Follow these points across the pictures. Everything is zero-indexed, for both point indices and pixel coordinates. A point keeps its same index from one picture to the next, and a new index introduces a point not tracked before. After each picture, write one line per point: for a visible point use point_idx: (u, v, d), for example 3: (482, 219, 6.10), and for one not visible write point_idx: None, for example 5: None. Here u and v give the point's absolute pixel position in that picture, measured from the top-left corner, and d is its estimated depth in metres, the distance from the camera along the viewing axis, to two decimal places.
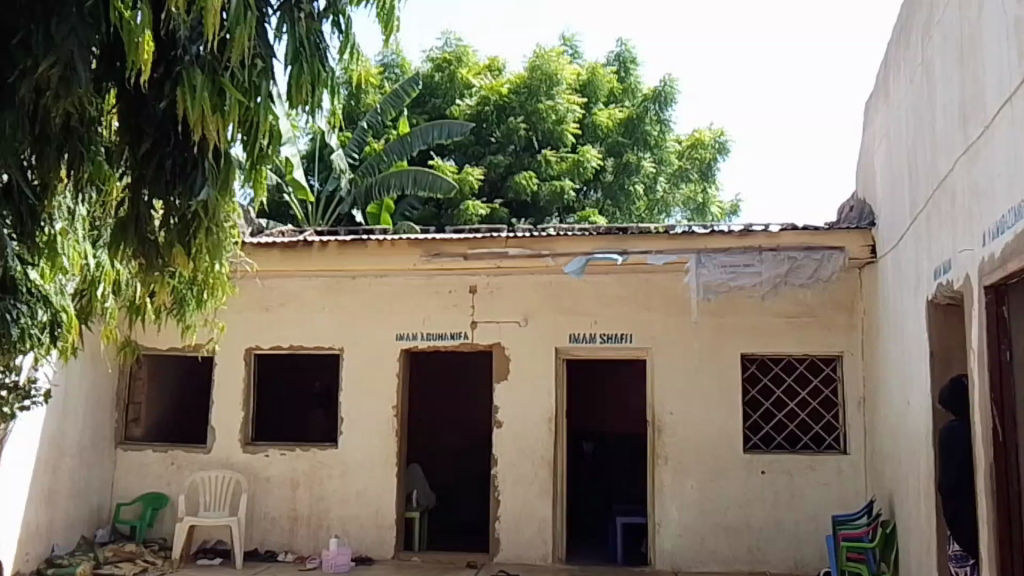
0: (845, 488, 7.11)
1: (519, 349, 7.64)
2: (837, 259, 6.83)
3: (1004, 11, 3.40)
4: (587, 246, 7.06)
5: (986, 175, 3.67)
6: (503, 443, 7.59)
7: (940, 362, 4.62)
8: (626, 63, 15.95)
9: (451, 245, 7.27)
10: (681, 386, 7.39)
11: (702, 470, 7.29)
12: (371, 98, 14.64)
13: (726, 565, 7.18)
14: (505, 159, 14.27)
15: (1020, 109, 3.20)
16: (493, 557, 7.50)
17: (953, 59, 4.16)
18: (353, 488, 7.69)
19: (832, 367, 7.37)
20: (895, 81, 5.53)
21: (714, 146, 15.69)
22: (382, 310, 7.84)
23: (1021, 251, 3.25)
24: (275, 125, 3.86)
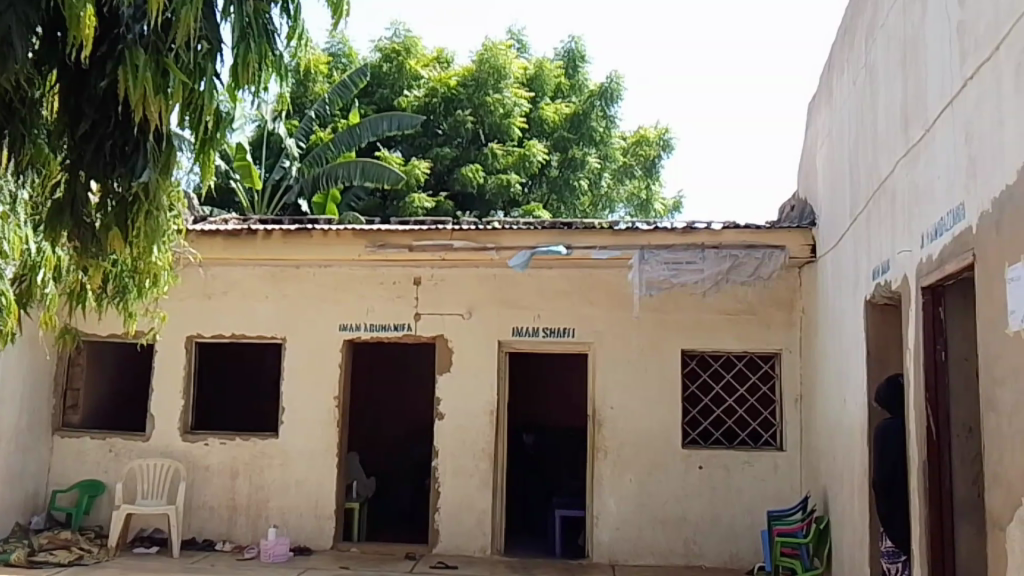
0: (779, 483, 7.26)
1: (462, 341, 7.65)
2: (777, 258, 6.92)
3: (947, 17, 3.50)
4: (532, 240, 7.10)
5: (925, 176, 3.77)
6: (444, 434, 7.59)
7: (876, 362, 4.74)
8: (574, 59, 16.02)
9: (397, 236, 7.24)
10: (622, 381, 7.48)
11: (642, 463, 7.39)
12: (319, 86, 14.49)
13: (662, 558, 7.29)
14: (451, 152, 14.24)
15: (962, 114, 3.30)
16: (432, 548, 7.50)
17: (896, 62, 4.27)
18: (293, 478, 7.64)
19: (769, 365, 7.52)
20: (839, 82, 5.65)
21: (659, 143, 15.83)
22: (325, 299, 7.79)
23: (959, 252, 3.35)
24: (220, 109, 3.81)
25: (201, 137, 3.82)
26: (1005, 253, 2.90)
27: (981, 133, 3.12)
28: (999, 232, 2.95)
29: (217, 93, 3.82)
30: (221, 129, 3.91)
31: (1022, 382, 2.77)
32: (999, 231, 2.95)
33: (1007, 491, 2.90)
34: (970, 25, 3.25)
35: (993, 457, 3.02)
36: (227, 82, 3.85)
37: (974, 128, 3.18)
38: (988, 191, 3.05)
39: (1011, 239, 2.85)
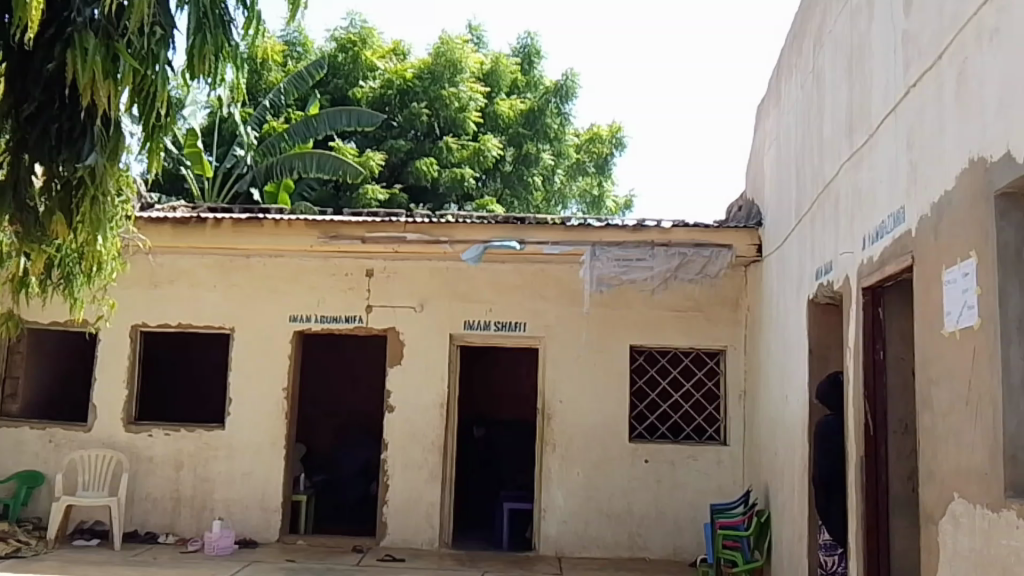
0: (722, 477, 7.39)
1: (413, 334, 7.65)
2: (725, 257, 7.08)
3: (893, 26, 3.60)
4: (485, 233, 7.13)
5: (868, 180, 3.87)
6: (393, 427, 7.59)
7: (817, 359, 4.84)
8: (530, 55, 16.05)
9: (349, 227, 7.21)
10: (571, 376, 7.54)
11: (589, 458, 7.47)
12: (273, 75, 14.42)
13: (608, 550, 7.37)
14: (406, 144, 14.18)
15: (905, 120, 3.39)
16: (380, 541, 7.51)
17: (842, 68, 4.37)
18: (239, 470, 7.59)
19: (715, 361, 7.64)
20: (787, 86, 5.77)
21: (612, 141, 15.95)
22: (276, 290, 7.74)
23: (899, 254, 3.45)
24: (170, 96, 3.77)
25: (152, 123, 3.80)
26: (942, 256, 2.99)
27: (922, 139, 3.21)
28: (937, 235, 3.04)
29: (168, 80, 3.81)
30: (172, 116, 3.90)
31: (955, 380, 2.87)
32: (937, 234, 3.05)
33: (939, 486, 3.00)
34: (914, 34, 3.35)
35: (927, 455, 3.12)
36: (179, 70, 3.86)
37: (916, 135, 3.27)
38: (929, 196, 3.14)
39: (948, 242, 2.95)
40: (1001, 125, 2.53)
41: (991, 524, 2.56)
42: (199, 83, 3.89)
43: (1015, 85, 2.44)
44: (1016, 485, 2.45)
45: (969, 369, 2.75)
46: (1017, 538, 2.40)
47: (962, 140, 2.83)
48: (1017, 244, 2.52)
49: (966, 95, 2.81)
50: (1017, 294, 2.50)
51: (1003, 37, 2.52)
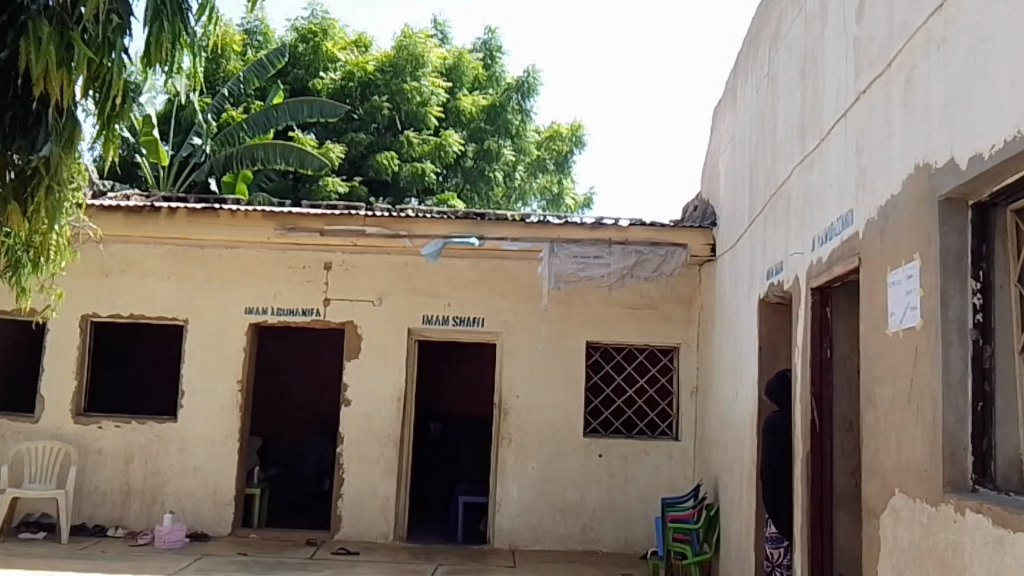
0: (674, 472, 7.50)
1: (370, 328, 7.66)
2: (679, 256, 7.18)
3: (845, 34, 3.70)
4: (444, 229, 7.16)
5: (818, 183, 3.98)
6: (349, 420, 7.60)
7: (766, 357, 4.95)
8: (492, 51, 16.08)
9: (307, 220, 7.19)
10: (527, 371, 7.61)
11: (543, 453, 7.54)
12: (232, 64, 14.32)
13: (560, 543, 7.45)
14: (366, 137, 14.12)
15: (855, 125, 3.49)
16: (334, 534, 7.51)
17: (795, 73, 4.48)
18: (190, 463, 7.55)
19: (669, 358, 7.73)
20: (742, 89, 5.89)
21: (572, 139, 16.10)
22: (231, 281, 7.70)
23: (846, 256, 3.55)
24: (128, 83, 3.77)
25: (107, 113, 3.76)
26: (888, 258, 3.09)
27: (871, 145, 3.31)
28: (882, 238, 3.15)
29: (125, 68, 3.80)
30: (128, 104, 3.88)
31: (897, 379, 2.96)
32: (883, 237, 3.15)
33: (881, 480, 3.10)
34: (865, 41, 3.45)
35: (871, 450, 3.22)
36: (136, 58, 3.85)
37: (865, 141, 3.37)
38: (875, 200, 3.24)
39: (893, 245, 3.05)
40: (945, 132, 2.62)
41: (930, 518, 2.65)
42: (158, 72, 3.88)
43: (959, 95, 2.53)
44: (954, 481, 2.54)
45: (911, 368, 2.84)
46: (954, 531, 2.48)
47: (908, 146, 2.93)
48: (957, 248, 2.61)
49: (913, 102, 2.91)
50: (956, 297, 2.58)
51: (949, 46, 2.62)
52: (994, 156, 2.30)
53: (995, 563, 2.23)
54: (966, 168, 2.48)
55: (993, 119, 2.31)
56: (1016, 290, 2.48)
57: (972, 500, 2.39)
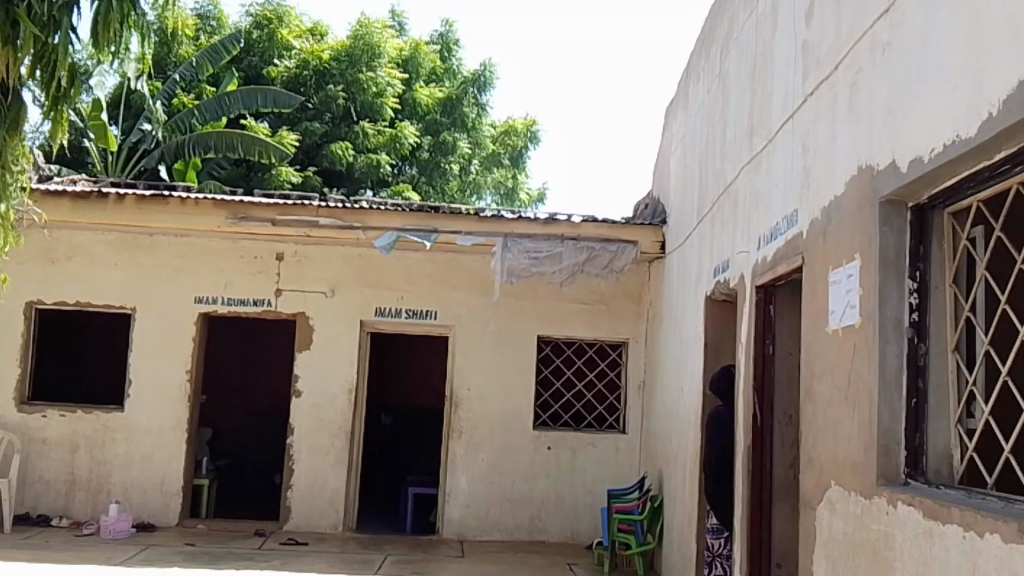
0: (621, 465, 7.62)
1: (322, 319, 7.66)
2: (629, 253, 7.29)
3: (793, 37, 3.81)
4: (398, 221, 7.19)
5: (765, 182, 4.08)
6: (300, 412, 7.59)
7: (712, 352, 5.07)
8: (449, 44, 16.08)
9: (260, 209, 7.16)
10: (478, 364, 7.67)
11: (494, 445, 7.60)
12: (183, 49, 14.15)
13: (508, 534, 7.53)
14: (321, 127, 14.04)
15: (801, 127, 3.61)
16: (283, 525, 7.50)
17: (745, 74, 4.59)
18: (138, 453, 7.49)
19: (618, 353, 7.84)
20: (694, 89, 6.00)
21: (527, 134, 16.13)
22: (181, 270, 7.64)
23: (790, 254, 3.66)
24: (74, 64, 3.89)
25: (53, 94, 3.87)
26: (830, 257, 3.20)
27: (816, 146, 3.41)
28: (825, 237, 3.25)
29: (72, 49, 3.89)
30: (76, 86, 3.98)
31: (836, 375, 3.07)
32: (825, 236, 3.26)
33: (817, 473, 3.22)
34: (812, 44, 3.56)
35: (808, 442, 3.34)
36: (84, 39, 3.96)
37: (810, 142, 3.48)
38: (819, 201, 3.35)
39: (835, 244, 3.15)
40: (888, 136, 2.73)
41: (864, 510, 2.76)
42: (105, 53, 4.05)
43: (902, 100, 2.63)
44: (887, 475, 2.64)
45: (849, 364, 2.95)
46: (885, 523, 2.59)
47: (852, 149, 3.04)
48: (896, 248, 2.70)
49: (858, 106, 3.01)
50: (893, 296, 2.68)
51: (894, 51, 2.71)
52: (934, 159, 2.39)
53: (924, 555, 2.33)
54: (907, 170, 2.58)
55: (933, 124, 2.41)
56: (950, 290, 2.59)
57: (903, 493, 2.49)
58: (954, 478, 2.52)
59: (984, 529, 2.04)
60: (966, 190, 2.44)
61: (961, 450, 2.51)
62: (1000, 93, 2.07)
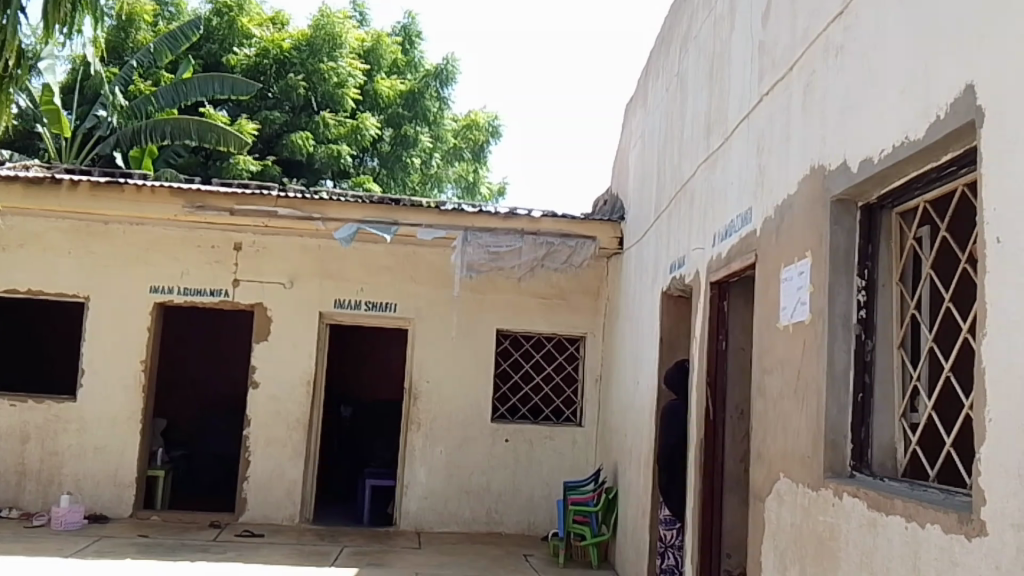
0: (577, 457, 7.70)
1: (280, 310, 7.64)
2: (588, 248, 7.34)
3: (750, 37, 3.89)
4: (358, 213, 7.17)
5: (721, 180, 4.16)
6: (256, 403, 7.56)
7: (666, 347, 5.16)
8: (411, 36, 16.01)
9: (217, 198, 7.10)
10: (437, 357, 7.70)
11: (452, 437, 7.64)
12: (141, 35, 14.00)
13: (465, 526, 7.58)
14: (281, 116, 13.92)
15: (757, 126, 3.68)
16: (239, 517, 7.47)
17: (703, 73, 4.66)
18: (90, 443, 7.42)
19: (576, 346, 7.91)
20: (653, 86, 6.06)
21: (488, 128, 16.17)
22: (136, 259, 7.56)
23: (743, 251, 3.75)
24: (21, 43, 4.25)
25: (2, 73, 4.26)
26: (781, 255, 3.28)
27: (771, 146, 3.49)
28: (778, 235, 3.33)
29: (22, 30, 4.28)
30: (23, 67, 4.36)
31: (786, 369, 3.15)
32: (778, 235, 3.33)
33: (767, 467, 3.30)
34: (769, 45, 3.63)
35: (759, 436, 3.42)
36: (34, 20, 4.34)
37: (765, 143, 3.56)
38: (772, 200, 3.43)
39: (787, 242, 3.23)
40: (839, 137, 2.80)
41: (811, 502, 2.84)
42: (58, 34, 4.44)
43: (854, 101, 2.71)
44: (834, 467, 2.72)
45: (799, 360, 3.03)
46: (831, 514, 2.67)
47: (805, 151, 3.11)
48: (846, 247, 2.78)
49: (811, 108, 3.08)
50: (843, 293, 2.76)
51: (847, 54, 2.79)
52: (883, 160, 2.47)
53: (868, 545, 2.41)
54: (857, 171, 2.65)
55: (883, 127, 2.48)
56: (897, 288, 2.67)
57: (849, 485, 2.58)
58: (898, 470, 2.60)
59: (926, 520, 2.12)
60: (914, 190, 2.52)
61: (904, 444, 2.59)
62: (948, 97, 2.14)
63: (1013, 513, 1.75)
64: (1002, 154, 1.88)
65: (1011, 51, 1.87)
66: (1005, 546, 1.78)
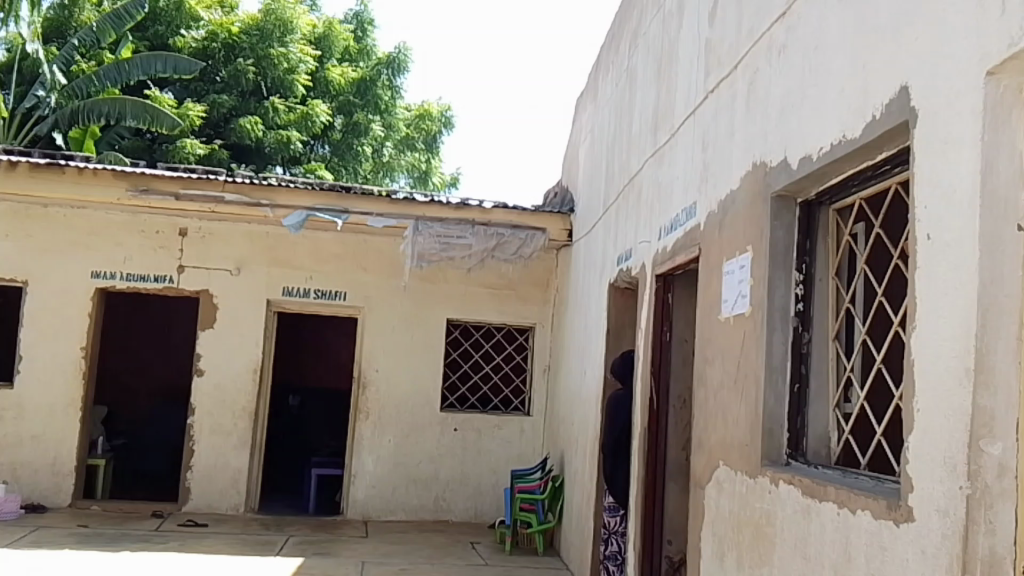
0: (524, 446, 7.77)
1: (227, 297, 7.58)
2: (538, 240, 7.41)
3: (698, 35, 3.95)
4: (308, 200, 7.13)
5: (667, 175, 4.24)
6: (201, 391, 7.50)
7: (613, 337, 5.24)
8: (363, 24, 15.93)
9: (162, 182, 7.00)
10: (386, 346, 7.70)
11: (400, 426, 7.66)
12: (85, 14, 13.67)
13: (412, 514, 7.61)
14: (230, 100, 13.72)
15: (702, 122, 3.76)
16: (182, 506, 7.41)
17: (652, 69, 4.73)
18: (27, 431, 7.30)
19: (525, 337, 7.97)
20: (603, 81, 6.12)
21: (441, 119, 16.14)
22: (77, 244, 7.44)
23: (688, 245, 3.83)
24: None
25: None
26: (723, 249, 3.37)
27: (714, 143, 3.58)
28: (721, 229, 3.41)
29: None
30: None
31: (726, 360, 3.24)
32: (721, 229, 3.42)
33: (707, 455, 3.39)
34: (715, 43, 3.70)
35: (700, 425, 3.51)
36: None
37: (709, 140, 3.64)
38: (715, 194, 3.52)
39: (729, 237, 3.32)
40: (780, 135, 2.88)
41: (748, 489, 2.94)
42: None
43: (795, 99, 2.79)
44: (770, 455, 2.81)
45: (738, 352, 3.12)
46: (768, 501, 2.76)
47: (747, 148, 3.20)
48: (785, 242, 2.87)
49: (754, 105, 3.17)
50: (781, 287, 2.85)
51: (789, 54, 2.87)
52: (821, 158, 2.55)
53: (803, 530, 2.50)
54: (796, 168, 2.73)
55: (822, 125, 2.56)
56: (833, 282, 2.78)
57: (785, 473, 2.66)
58: (831, 458, 2.70)
59: (857, 506, 2.21)
60: (851, 187, 2.61)
61: (838, 433, 2.69)
62: (883, 97, 2.22)
63: (938, 499, 1.84)
64: (933, 155, 1.96)
65: (944, 55, 1.95)
66: (930, 532, 1.87)
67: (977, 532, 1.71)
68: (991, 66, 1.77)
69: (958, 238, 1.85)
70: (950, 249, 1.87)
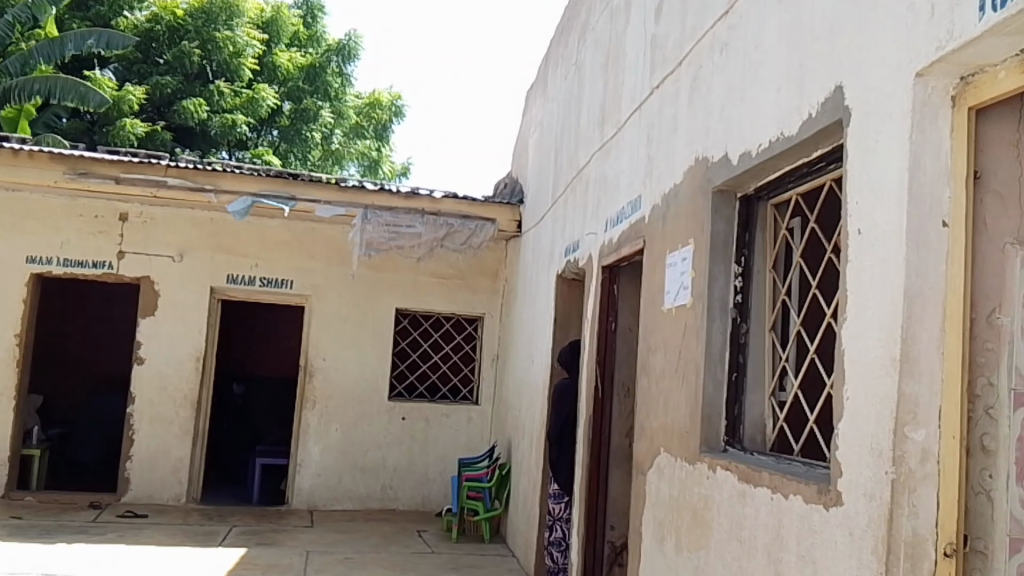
0: (472, 434, 7.82)
1: (169, 284, 7.50)
2: (487, 230, 7.45)
3: (644, 32, 4.03)
4: (254, 186, 7.07)
5: (614, 167, 4.31)
6: (142, 379, 7.42)
7: (560, 326, 5.31)
8: (313, 10, 15.75)
9: (102, 166, 6.89)
10: (333, 335, 7.69)
11: (346, 415, 7.67)
12: None
13: (358, 503, 7.62)
14: (173, 82, 13.48)
15: (647, 117, 3.84)
16: (121, 497, 7.33)
17: (600, 64, 4.80)
18: None
19: (474, 327, 8.02)
20: (553, 74, 6.17)
21: (392, 108, 16.03)
22: (12, 228, 7.30)
23: (633, 237, 3.91)
24: None
25: None
26: (666, 241, 3.45)
27: (659, 137, 3.66)
28: (664, 223, 3.49)
29: None
30: None
31: (668, 350, 3.33)
32: (664, 222, 3.50)
33: (648, 441, 3.48)
34: (660, 39, 3.78)
35: (642, 413, 3.60)
36: None
37: (654, 135, 3.72)
38: (659, 188, 3.60)
39: (672, 229, 3.41)
40: (722, 130, 2.96)
41: (687, 474, 3.02)
42: None
43: (736, 95, 2.88)
44: (708, 441, 2.89)
45: (679, 341, 3.21)
46: (705, 486, 2.84)
47: (690, 143, 3.28)
48: (725, 234, 2.96)
49: (697, 100, 3.25)
50: (721, 278, 2.94)
51: (730, 51, 2.95)
52: (761, 153, 2.62)
53: (738, 513, 2.60)
54: (736, 163, 2.81)
55: (761, 122, 2.64)
56: (771, 274, 2.88)
57: (722, 459, 2.75)
58: (766, 444, 2.80)
59: (789, 491, 2.30)
60: (787, 183, 2.72)
61: (773, 419, 2.79)
62: (819, 96, 2.30)
63: (866, 483, 1.93)
64: (863, 155, 2.05)
65: (875, 57, 2.04)
66: (858, 514, 1.95)
67: (901, 514, 1.80)
68: (919, 68, 1.85)
69: (886, 233, 1.93)
70: (879, 243, 1.96)
